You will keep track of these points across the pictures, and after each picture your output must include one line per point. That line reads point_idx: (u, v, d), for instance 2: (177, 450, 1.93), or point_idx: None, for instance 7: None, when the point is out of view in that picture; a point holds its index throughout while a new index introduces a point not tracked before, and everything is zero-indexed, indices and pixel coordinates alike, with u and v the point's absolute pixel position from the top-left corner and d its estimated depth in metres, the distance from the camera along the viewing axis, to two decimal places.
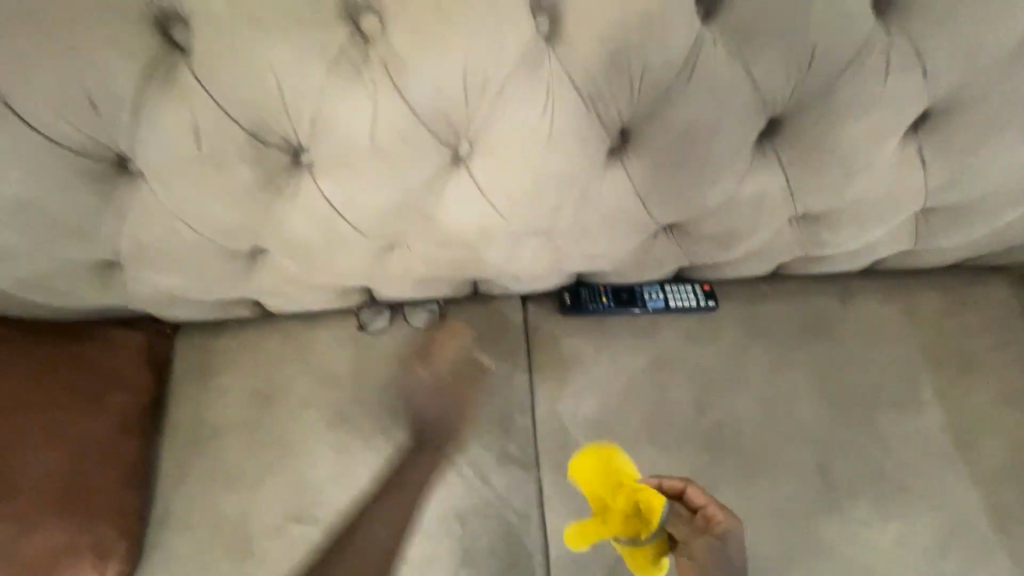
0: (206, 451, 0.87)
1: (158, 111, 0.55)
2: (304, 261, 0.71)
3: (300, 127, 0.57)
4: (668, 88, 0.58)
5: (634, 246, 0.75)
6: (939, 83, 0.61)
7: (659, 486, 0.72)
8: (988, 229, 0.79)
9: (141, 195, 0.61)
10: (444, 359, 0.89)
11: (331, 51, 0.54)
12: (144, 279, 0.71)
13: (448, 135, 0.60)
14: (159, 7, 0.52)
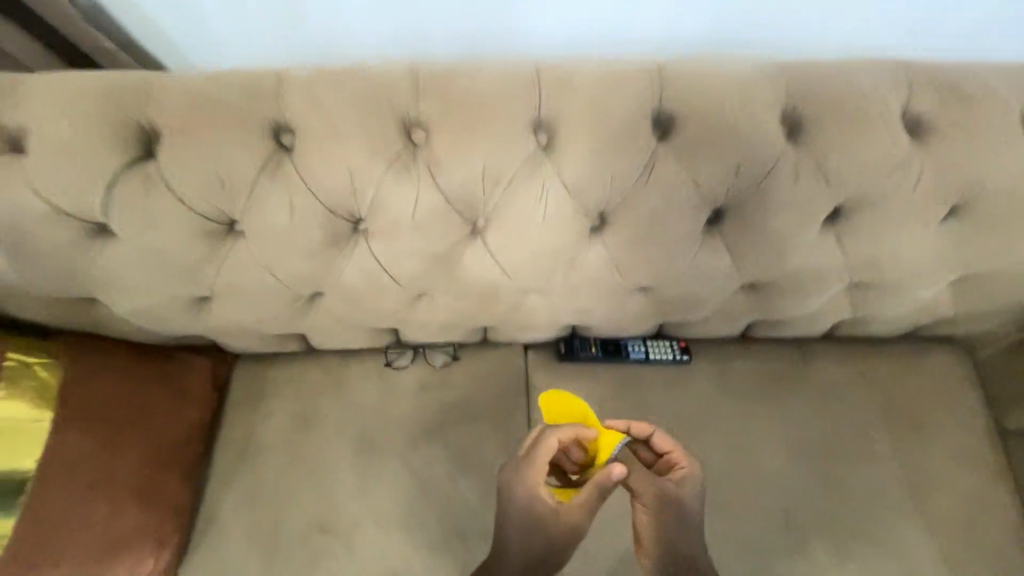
0: (251, 464, 1.03)
1: (264, 191, 0.77)
2: (351, 304, 0.91)
3: (361, 206, 0.79)
4: (633, 185, 0.79)
5: (613, 304, 0.93)
6: (845, 187, 0.80)
7: (628, 431, 0.84)
8: (912, 302, 0.95)
9: (238, 249, 0.82)
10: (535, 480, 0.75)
11: (389, 153, 0.76)
12: (227, 313, 0.91)
13: (469, 214, 0.80)
14: (276, 121, 0.75)
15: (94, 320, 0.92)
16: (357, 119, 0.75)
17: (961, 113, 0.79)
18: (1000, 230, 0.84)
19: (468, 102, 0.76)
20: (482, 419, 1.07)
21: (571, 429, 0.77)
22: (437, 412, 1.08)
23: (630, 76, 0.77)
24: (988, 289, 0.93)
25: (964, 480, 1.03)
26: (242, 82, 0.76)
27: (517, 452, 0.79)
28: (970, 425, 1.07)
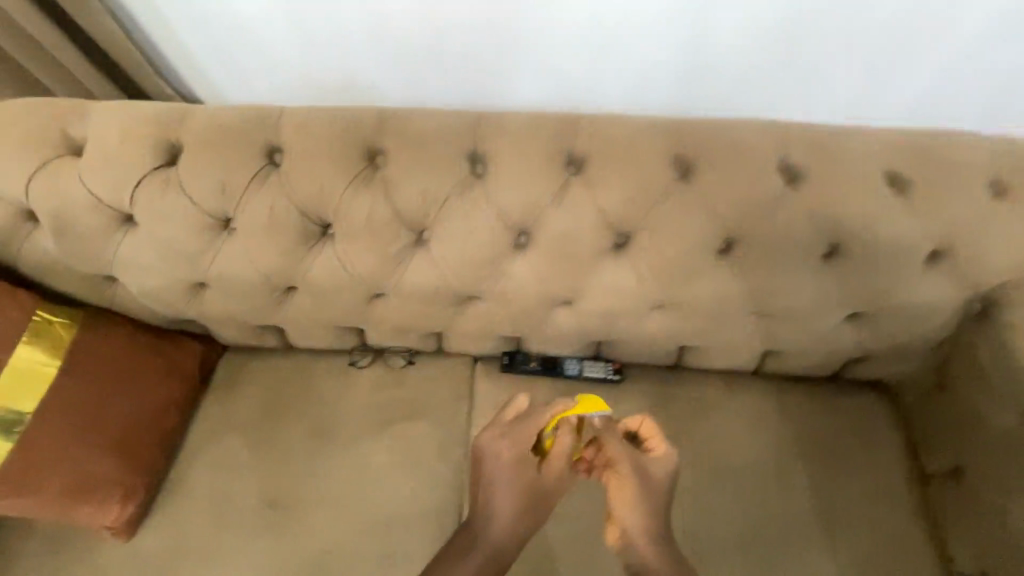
0: (220, 440, 1.17)
1: (253, 198, 0.97)
2: (319, 299, 1.08)
3: (329, 213, 0.98)
4: (545, 208, 0.95)
5: (540, 313, 1.08)
6: (731, 223, 0.94)
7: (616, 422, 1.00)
8: (813, 334, 1.05)
9: (228, 244, 1.01)
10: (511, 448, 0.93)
11: (353, 172, 0.96)
12: (218, 300, 1.10)
13: (414, 226, 0.98)
14: (270, 143, 0.97)
15: (111, 298, 1.11)
16: (331, 144, 0.96)
17: (831, 165, 0.93)
18: (879, 271, 0.96)
19: (419, 137, 0.96)
20: (427, 419, 1.19)
21: (559, 405, 0.96)
22: (388, 409, 1.20)
23: (551, 123, 0.96)
24: (884, 326, 1.02)
25: (878, 519, 1.06)
26: (249, 113, 0.98)
27: (504, 419, 0.98)
28: (888, 465, 1.11)
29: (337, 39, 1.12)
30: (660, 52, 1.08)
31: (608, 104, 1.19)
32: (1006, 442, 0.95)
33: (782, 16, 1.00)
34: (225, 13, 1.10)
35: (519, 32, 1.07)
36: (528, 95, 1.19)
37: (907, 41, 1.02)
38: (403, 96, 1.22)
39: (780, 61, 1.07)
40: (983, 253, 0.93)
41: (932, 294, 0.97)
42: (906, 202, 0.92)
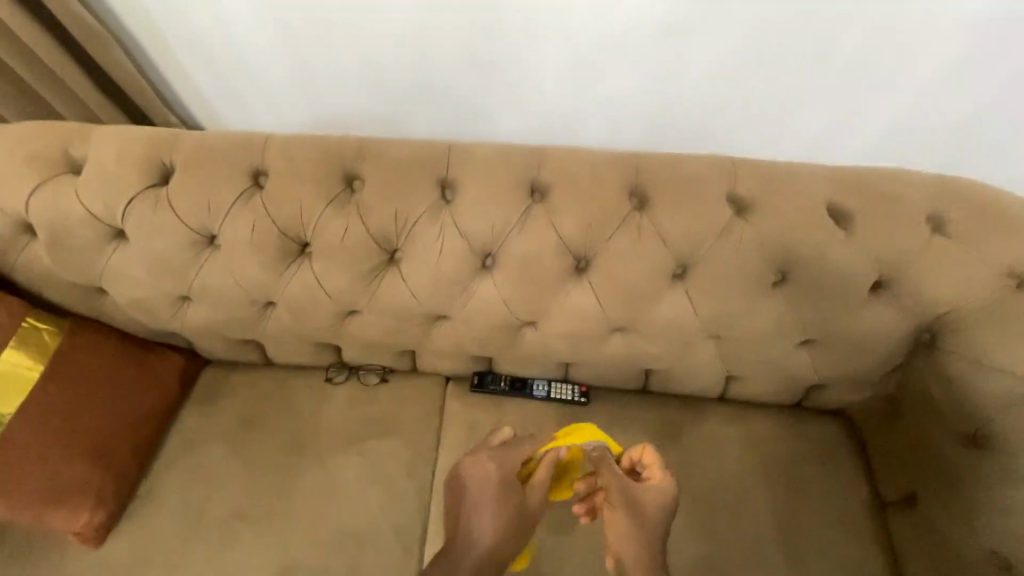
0: (194, 451, 1.20)
1: (237, 217, 1.04)
2: (296, 315, 1.13)
3: (307, 232, 1.04)
4: (509, 231, 1.01)
5: (507, 333, 1.12)
6: (684, 250, 1.00)
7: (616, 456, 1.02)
8: (768, 359, 1.09)
9: (212, 260, 1.08)
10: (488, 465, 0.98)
11: (331, 194, 1.03)
12: (201, 313, 1.15)
13: (386, 246, 1.05)
14: (256, 167, 1.05)
15: (99, 309, 1.17)
16: (311, 168, 1.03)
17: (778, 198, 0.99)
18: (826, 298, 1.00)
19: (394, 165, 1.03)
20: (397, 435, 1.21)
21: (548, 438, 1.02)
22: (360, 425, 1.23)
23: (517, 154, 1.04)
24: (836, 352, 1.06)
25: (837, 546, 1.07)
26: (239, 138, 1.06)
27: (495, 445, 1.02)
28: (847, 492, 1.12)
29: (335, 79, 1.23)
30: (630, 94, 1.19)
31: (580, 138, 1.29)
32: (952, 468, 0.98)
33: (737, 66, 1.11)
34: (234, 55, 1.22)
35: (501, 75, 1.18)
36: (511, 130, 1.30)
37: (852, 90, 1.12)
38: (396, 131, 1.32)
39: (740, 104, 1.18)
40: (926, 285, 0.97)
41: (878, 323, 1.01)
42: (848, 235, 0.98)
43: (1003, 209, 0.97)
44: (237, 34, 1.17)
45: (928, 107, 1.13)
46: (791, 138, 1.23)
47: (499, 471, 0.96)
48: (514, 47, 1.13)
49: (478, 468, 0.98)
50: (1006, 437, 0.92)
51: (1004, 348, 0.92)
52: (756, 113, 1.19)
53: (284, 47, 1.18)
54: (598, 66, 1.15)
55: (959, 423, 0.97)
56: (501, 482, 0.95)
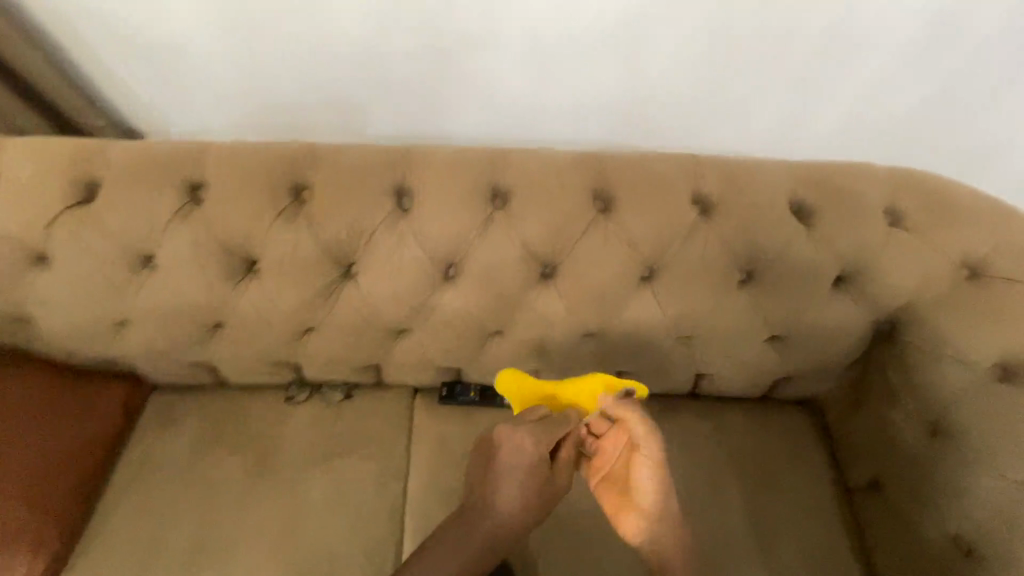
0: (144, 484, 1.12)
1: (175, 234, 0.96)
2: (248, 335, 1.06)
3: (254, 249, 0.97)
4: (472, 240, 0.98)
5: (474, 343, 1.08)
6: (650, 253, 0.98)
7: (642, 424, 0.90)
8: (738, 357, 1.08)
9: (150, 281, 0.99)
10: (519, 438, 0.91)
11: (277, 207, 0.96)
12: (141, 339, 1.06)
13: (340, 259, 0.99)
14: (192, 178, 0.97)
15: (24, 339, 1.07)
16: (256, 179, 0.96)
17: (740, 196, 0.99)
18: (790, 293, 1.00)
19: (346, 171, 0.97)
20: (364, 453, 1.17)
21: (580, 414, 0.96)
22: (325, 445, 1.17)
23: (477, 158, 1.00)
24: (803, 348, 1.06)
25: (810, 536, 1.09)
26: (173, 148, 0.98)
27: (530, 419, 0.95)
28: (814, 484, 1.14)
29: (284, 80, 1.15)
30: (597, 90, 1.16)
31: (543, 137, 1.26)
32: (917, 458, 0.99)
33: (702, 60, 1.10)
34: (169, 55, 1.12)
35: (461, 70, 1.13)
36: (475, 128, 1.25)
37: (815, 82, 1.13)
38: (353, 133, 1.25)
39: (704, 99, 1.17)
40: (888, 277, 0.98)
41: (842, 317, 1.02)
42: (810, 231, 0.99)
43: (957, 201, 0.99)
44: (172, 32, 1.09)
45: (886, 100, 1.15)
46: (758, 131, 1.23)
47: (510, 455, 0.91)
48: (474, 42, 1.08)
49: (513, 442, 0.91)
50: (965, 426, 0.94)
51: (960, 339, 0.94)
52: (719, 108, 1.19)
53: (227, 47, 1.10)
54: (562, 62, 1.11)
55: (922, 414, 0.98)
56: (513, 458, 0.91)
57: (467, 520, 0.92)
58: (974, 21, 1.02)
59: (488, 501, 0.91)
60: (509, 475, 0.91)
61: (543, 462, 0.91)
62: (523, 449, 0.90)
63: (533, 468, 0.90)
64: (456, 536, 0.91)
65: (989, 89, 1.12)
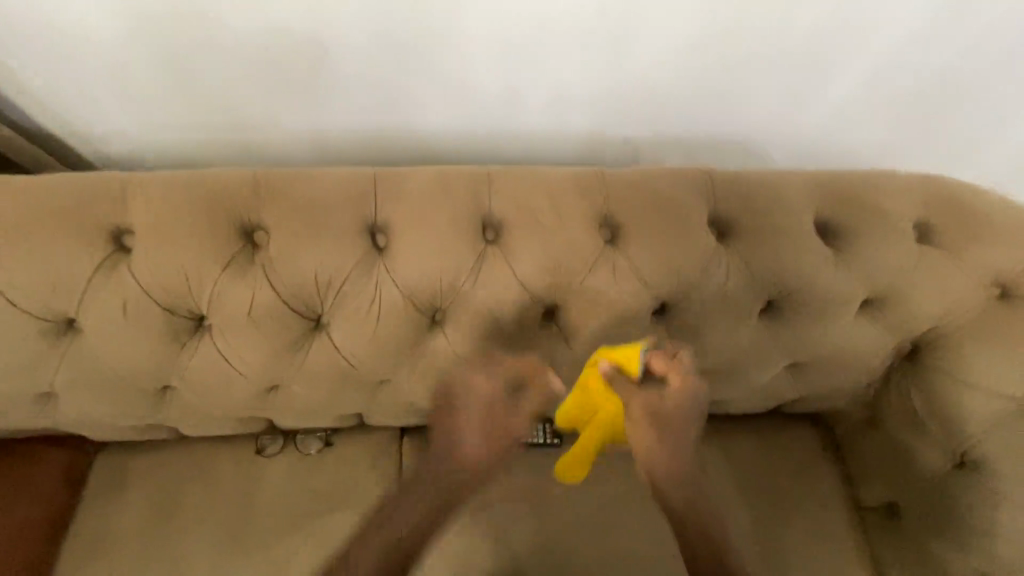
0: (97, 563, 0.99)
1: (99, 294, 0.79)
2: (202, 398, 0.90)
3: (201, 305, 0.82)
4: (463, 285, 0.85)
5: None
6: (664, 287, 0.87)
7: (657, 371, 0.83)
8: (753, 386, 1.00)
9: (75, 348, 0.83)
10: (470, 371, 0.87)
11: (226, 254, 0.81)
12: (74, 411, 0.90)
13: (307, 310, 0.84)
14: (116, 226, 0.80)
15: None
16: (198, 223, 0.80)
17: (761, 219, 0.88)
18: (814, 322, 0.91)
19: (305, 208, 0.83)
20: (350, 507, 1.06)
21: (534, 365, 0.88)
22: (305, 503, 1.06)
23: (461, 183, 0.86)
24: (824, 376, 0.98)
25: (825, 564, 1.03)
26: (88, 188, 0.80)
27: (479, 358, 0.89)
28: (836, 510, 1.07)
29: (214, 84, 0.96)
30: (582, 84, 1.00)
31: (520, 136, 1.10)
32: (940, 489, 0.95)
33: (700, 52, 0.96)
34: (70, 54, 0.90)
35: (422, 69, 0.96)
36: (445, 128, 1.09)
37: (822, 76, 1.01)
38: (303, 142, 1.08)
39: (700, 96, 1.04)
40: (915, 302, 0.90)
41: (866, 344, 0.94)
42: (838, 254, 0.89)
43: (984, 214, 0.91)
44: (71, 27, 0.87)
45: (894, 93, 1.05)
46: (756, 120, 1.09)
47: (467, 395, 0.86)
48: (440, 37, 0.91)
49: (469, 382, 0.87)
50: (990, 460, 0.90)
51: (987, 367, 0.89)
52: (716, 100, 1.04)
53: (143, 44, 0.89)
54: (540, 57, 0.95)
55: (948, 445, 0.93)
56: (471, 395, 0.85)
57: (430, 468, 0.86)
58: (974, 19, 0.94)
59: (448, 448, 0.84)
60: (466, 414, 0.85)
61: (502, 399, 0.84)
62: (480, 388, 0.85)
63: (493, 406, 0.84)
64: (418, 483, 0.86)
65: (996, 82, 1.04)
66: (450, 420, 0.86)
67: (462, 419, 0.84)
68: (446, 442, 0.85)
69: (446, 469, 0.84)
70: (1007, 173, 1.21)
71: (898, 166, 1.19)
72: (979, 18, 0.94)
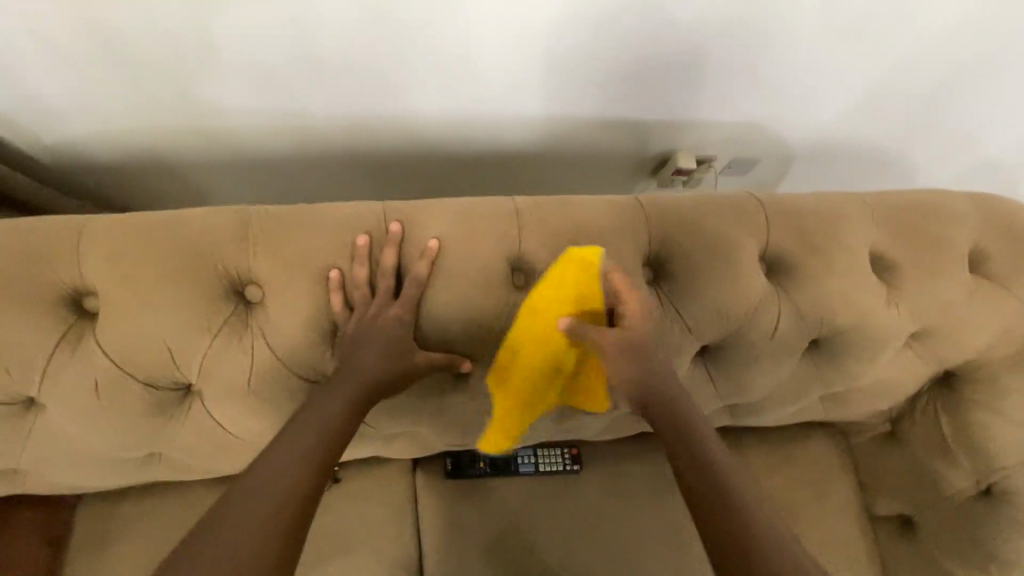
0: None
1: (65, 370, 0.67)
2: (195, 462, 0.81)
3: (188, 374, 0.71)
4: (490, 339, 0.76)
5: (488, 432, 0.89)
6: (710, 330, 0.80)
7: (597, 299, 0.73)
8: (783, 414, 0.97)
9: (41, 427, 0.71)
10: (361, 295, 0.70)
11: (216, 318, 0.69)
12: (44, 484, 0.79)
13: (312, 374, 0.73)
14: (73, 288, 0.67)
15: None
16: (176, 283, 0.68)
17: (811, 252, 0.81)
18: (858, 356, 0.86)
19: (305, 258, 0.70)
20: (365, 547, 1.01)
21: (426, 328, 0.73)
22: (316, 545, 1.00)
23: (485, 219, 0.75)
24: (856, 403, 0.95)
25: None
26: (32, 241, 0.66)
27: (358, 275, 0.71)
28: (857, 526, 1.07)
29: (171, 68, 0.83)
30: (597, 62, 0.92)
31: (522, 121, 1.04)
32: (962, 509, 0.96)
33: (729, 29, 0.89)
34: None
35: (422, 50, 0.86)
36: (442, 117, 1.01)
37: (851, 58, 0.96)
38: (285, 128, 0.98)
39: (710, 83, 0.99)
40: (964, 335, 0.86)
41: (905, 374, 0.90)
42: (889, 288, 0.84)
43: None
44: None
45: (911, 80, 1.01)
46: (761, 114, 1.08)
47: (360, 324, 0.69)
48: (442, 19, 0.81)
49: (367, 315, 0.70)
50: (1016, 489, 0.91)
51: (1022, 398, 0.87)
52: (726, 91, 1.01)
53: (85, 23, 0.76)
54: (549, 40, 0.86)
55: (975, 472, 0.93)
56: (361, 325, 0.69)
57: (318, 399, 0.68)
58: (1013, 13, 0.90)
59: (346, 380, 0.68)
60: (368, 351, 0.69)
61: (408, 333, 0.71)
62: (386, 324, 0.69)
63: (397, 341, 0.70)
64: (297, 420, 0.67)
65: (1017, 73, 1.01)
66: (350, 353, 0.69)
67: (361, 359, 0.69)
68: (347, 375, 0.69)
69: (337, 398, 0.68)
70: (1004, 157, 1.22)
71: (898, 148, 1.19)
72: (1012, 9, 0.89)
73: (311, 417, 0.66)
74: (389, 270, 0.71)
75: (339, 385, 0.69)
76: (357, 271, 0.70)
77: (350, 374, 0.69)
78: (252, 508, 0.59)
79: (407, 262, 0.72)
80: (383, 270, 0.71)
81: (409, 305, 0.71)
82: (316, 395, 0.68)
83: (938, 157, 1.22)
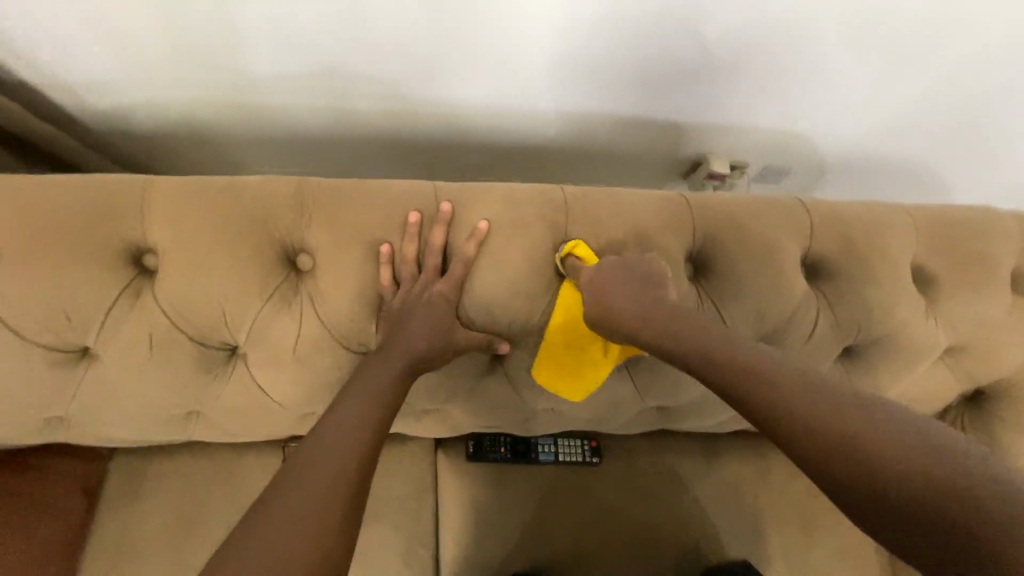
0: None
1: (123, 323, 0.70)
2: (233, 423, 0.83)
3: (237, 336, 0.73)
4: (529, 325, 0.77)
5: (517, 416, 0.90)
6: (746, 330, 0.81)
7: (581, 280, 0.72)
8: None
9: (93, 377, 0.73)
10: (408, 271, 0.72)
11: (270, 283, 0.71)
12: (89, 434, 0.81)
13: (355, 346, 0.74)
14: (136, 245, 0.70)
15: None
16: (233, 246, 0.70)
17: (853, 260, 0.81)
18: (891, 367, 0.86)
19: (357, 231, 0.71)
20: (385, 522, 1.02)
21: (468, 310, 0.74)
22: None
23: (533, 206, 0.76)
24: None
25: None
26: (99, 198, 0.69)
27: (406, 252, 0.72)
28: None
29: (227, 43, 0.85)
30: (644, 60, 0.92)
31: (562, 116, 1.05)
32: None
33: (780, 34, 0.88)
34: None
35: (472, 38, 0.86)
36: (484, 107, 1.02)
37: (896, 71, 0.95)
38: (331, 109, 1.00)
39: (752, 89, 1.00)
40: (998, 354, 0.86)
41: (934, 390, 0.91)
42: (928, 302, 0.84)
43: None
44: None
45: (954, 97, 1.01)
46: (801, 123, 1.08)
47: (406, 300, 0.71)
48: (496, 9, 0.82)
49: (413, 292, 0.72)
50: None
51: None
52: (767, 97, 1.01)
53: None
54: (599, 36, 0.87)
55: None
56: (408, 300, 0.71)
57: (359, 378, 0.69)
58: None
59: (388, 354, 0.70)
60: (412, 326, 0.70)
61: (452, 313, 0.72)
62: (430, 301, 0.71)
63: (440, 319, 0.71)
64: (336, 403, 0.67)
65: None
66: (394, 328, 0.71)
67: (406, 332, 0.71)
68: (389, 348, 0.70)
69: (380, 376, 0.69)
70: None
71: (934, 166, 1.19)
72: None
73: (352, 396, 0.67)
74: (436, 249, 0.73)
75: (382, 359, 0.70)
76: (406, 248, 0.72)
77: (394, 347, 0.70)
78: (308, 478, 0.57)
79: (453, 242, 0.74)
80: (431, 249, 0.73)
81: (453, 284, 0.72)
82: (353, 381, 0.69)
83: (973, 176, 1.22)
